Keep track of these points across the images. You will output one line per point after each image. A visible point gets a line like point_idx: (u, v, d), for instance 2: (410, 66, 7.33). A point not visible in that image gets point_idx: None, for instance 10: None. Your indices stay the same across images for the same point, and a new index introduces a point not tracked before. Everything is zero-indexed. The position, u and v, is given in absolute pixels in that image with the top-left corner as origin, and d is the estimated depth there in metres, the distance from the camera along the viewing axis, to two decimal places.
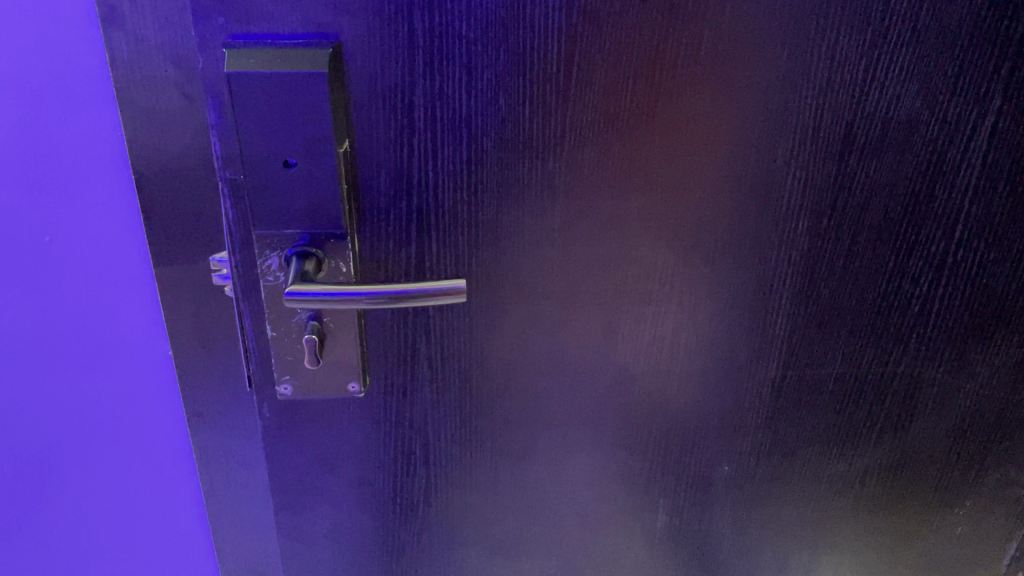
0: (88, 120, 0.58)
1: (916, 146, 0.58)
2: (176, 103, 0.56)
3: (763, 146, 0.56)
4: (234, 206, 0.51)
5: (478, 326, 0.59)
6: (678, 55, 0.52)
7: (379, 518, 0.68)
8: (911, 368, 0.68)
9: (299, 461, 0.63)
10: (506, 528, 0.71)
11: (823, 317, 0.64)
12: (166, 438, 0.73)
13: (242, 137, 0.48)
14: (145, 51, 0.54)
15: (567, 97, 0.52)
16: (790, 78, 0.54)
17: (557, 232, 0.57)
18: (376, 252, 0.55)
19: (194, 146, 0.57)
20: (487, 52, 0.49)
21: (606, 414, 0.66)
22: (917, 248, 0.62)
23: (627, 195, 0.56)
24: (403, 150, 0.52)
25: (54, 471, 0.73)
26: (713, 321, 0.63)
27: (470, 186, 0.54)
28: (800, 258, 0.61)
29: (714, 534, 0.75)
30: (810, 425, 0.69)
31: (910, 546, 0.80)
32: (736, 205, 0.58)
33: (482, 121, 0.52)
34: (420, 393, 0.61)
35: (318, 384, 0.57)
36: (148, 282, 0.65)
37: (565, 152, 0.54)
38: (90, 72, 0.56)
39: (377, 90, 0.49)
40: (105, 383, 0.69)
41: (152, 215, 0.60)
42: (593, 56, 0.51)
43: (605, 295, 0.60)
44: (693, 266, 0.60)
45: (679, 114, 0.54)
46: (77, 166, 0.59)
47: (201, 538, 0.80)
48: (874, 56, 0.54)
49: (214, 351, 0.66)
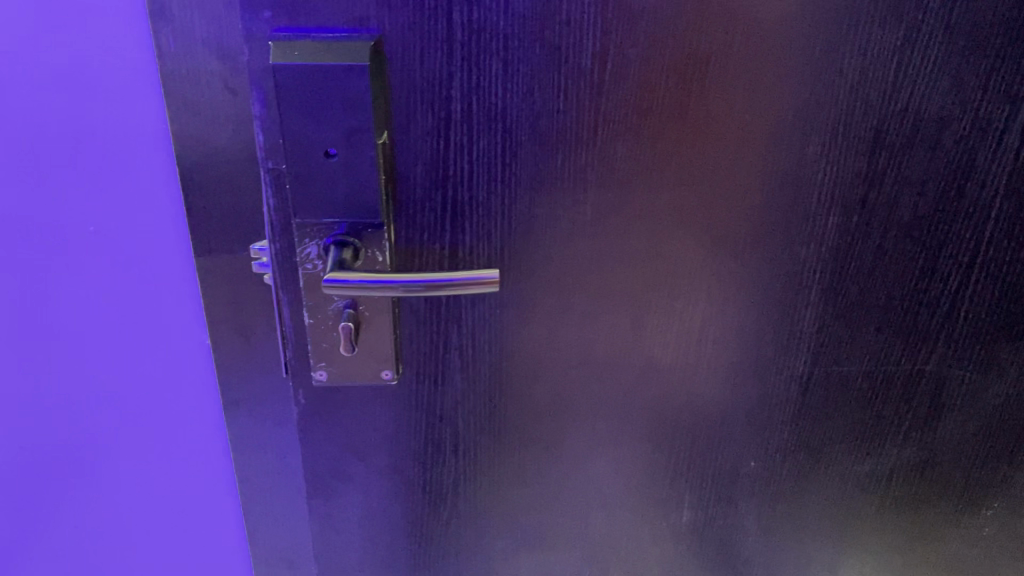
0: (135, 112, 0.60)
1: (946, 143, 0.58)
2: (220, 96, 0.58)
3: (794, 142, 0.57)
4: (275, 196, 0.53)
5: (509, 316, 0.61)
6: (710, 52, 0.53)
7: (408, 507, 0.69)
8: (940, 367, 0.68)
9: (331, 448, 0.65)
10: (533, 520, 0.72)
11: (852, 314, 0.64)
12: (200, 427, 0.75)
13: (285, 127, 0.49)
14: (192, 45, 0.56)
15: (601, 92, 0.53)
16: (822, 75, 0.54)
17: (588, 224, 0.58)
18: (412, 242, 0.56)
19: (236, 139, 0.59)
20: (524, 47, 0.51)
21: (633, 406, 0.67)
22: (947, 246, 0.62)
23: (658, 189, 0.57)
24: (440, 142, 0.53)
25: (92, 455, 0.75)
26: (741, 315, 0.63)
27: (504, 178, 0.55)
28: (830, 254, 0.61)
29: (739, 530, 0.75)
30: (837, 422, 0.70)
31: (936, 547, 0.80)
32: (765, 200, 0.59)
33: (517, 114, 0.53)
34: (451, 382, 0.63)
35: (352, 371, 0.59)
36: (187, 273, 0.67)
37: (598, 147, 0.55)
38: (138, 65, 0.58)
39: (415, 83, 0.51)
40: (143, 371, 0.71)
41: (194, 205, 0.61)
42: (627, 51, 0.52)
43: (634, 288, 0.61)
44: (722, 260, 0.61)
45: (711, 110, 0.55)
46: (122, 158, 0.61)
47: (233, 526, 0.81)
48: (907, 54, 0.54)
49: (251, 340, 0.68)
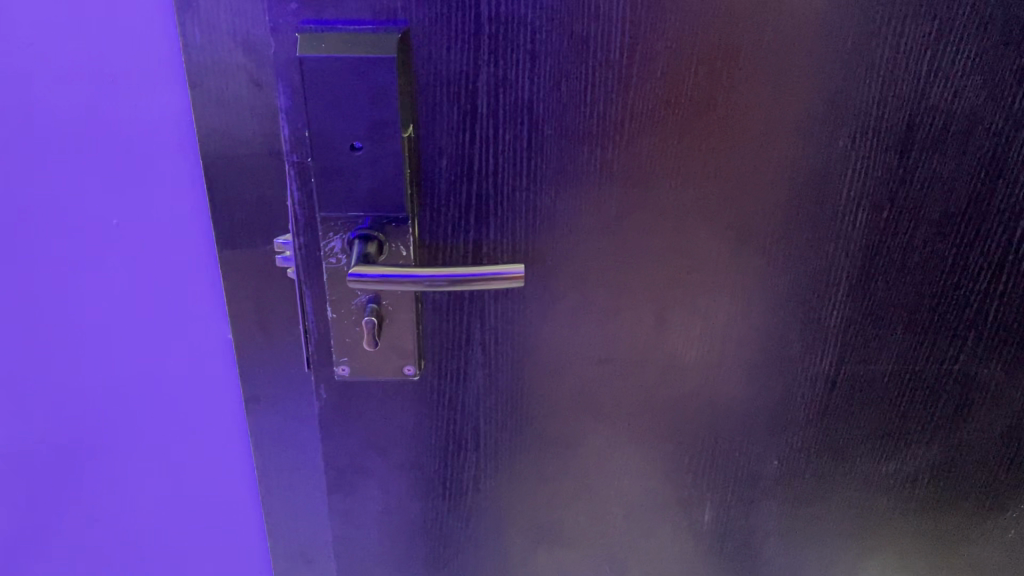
0: (159, 105, 0.60)
1: (977, 140, 0.57)
2: (245, 90, 0.57)
3: (823, 137, 0.56)
4: (300, 189, 0.52)
5: (532, 313, 0.60)
6: (740, 46, 0.52)
7: (427, 504, 0.69)
8: (968, 366, 0.67)
9: (352, 444, 0.65)
10: (552, 518, 0.72)
11: (879, 313, 0.63)
12: (220, 422, 0.75)
13: (311, 120, 0.49)
14: (217, 38, 0.56)
15: (628, 86, 0.52)
16: (852, 70, 0.54)
17: (613, 220, 0.57)
18: (436, 237, 0.56)
19: (260, 133, 0.59)
20: (552, 40, 0.50)
21: (655, 404, 0.66)
22: (977, 244, 0.61)
23: (684, 185, 0.57)
24: (465, 136, 0.53)
25: (112, 450, 0.75)
26: (766, 314, 0.63)
27: (529, 173, 0.55)
28: (857, 252, 0.61)
29: (761, 530, 0.75)
30: (861, 422, 0.69)
31: (961, 549, 0.79)
32: (792, 197, 0.58)
33: (543, 108, 0.53)
34: (473, 379, 0.62)
35: (374, 366, 0.58)
36: (209, 267, 0.66)
37: (624, 142, 0.54)
38: (162, 58, 0.58)
39: (442, 76, 0.51)
40: (165, 365, 0.71)
41: (218, 199, 0.61)
42: (655, 45, 0.51)
43: (658, 284, 0.60)
44: (748, 257, 0.60)
45: (739, 105, 0.54)
46: (146, 151, 0.61)
47: (252, 522, 0.81)
48: (939, 48, 0.54)
49: (272, 335, 0.68)
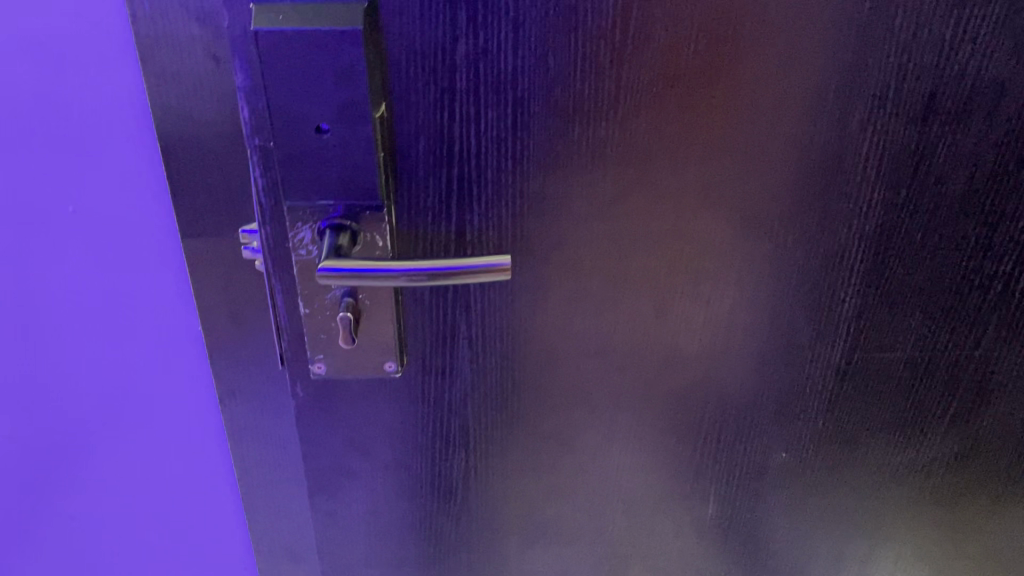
0: (110, 82, 0.55)
1: (1006, 110, 0.52)
2: (203, 65, 0.52)
3: (837, 109, 0.51)
4: (264, 174, 0.47)
5: (523, 303, 0.56)
6: (746, 8, 0.47)
7: (415, 503, 0.65)
8: (989, 351, 0.63)
9: (333, 444, 0.61)
10: (547, 515, 0.68)
11: (895, 297, 0.59)
12: (194, 415, 0.71)
13: (272, 100, 0.44)
14: (169, 7, 0.50)
15: (622, 57, 0.47)
16: (870, 34, 0.48)
17: (606, 203, 0.53)
18: (415, 225, 0.52)
19: (221, 112, 0.54)
20: (536, 5, 0.45)
21: (654, 396, 0.62)
22: (1002, 221, 0.57)
23: (685, 164, 0.52)
24: (444, 115, 0.48)
25: (87, 447, 0.72)
26: (774, 300, 0.58)
27: (515, 153, 0.50)
28: (873, 232, 0.56)
29: (766, 522, 0.71)
30: (875, 411, 0.65)
31: (976, 540, 0.76)
32: (803, 173, 0.53)
33: (529, 82, 0.48)
34: (459, 373, 0.58)
35: (353, 363, 0.54)
36: (173, 253, 0.62)
37: (620, 119, 0.50)
38: (110, 29, 0.53)
39: (416, 49, 0.46)
40: (133, 358, 0.67)
41: (180, 185, 0.56)
42: (652, 10, 0.46)
43: (658, 270, 0.56)
44: (755, 240, 0.55)
45: (744, 75, 0.49)
46: (100, 130, 0.57)
47: (232, 514, 0.78)
48: (967, 9, 0.48)
49: (246, 328, 0.63)
